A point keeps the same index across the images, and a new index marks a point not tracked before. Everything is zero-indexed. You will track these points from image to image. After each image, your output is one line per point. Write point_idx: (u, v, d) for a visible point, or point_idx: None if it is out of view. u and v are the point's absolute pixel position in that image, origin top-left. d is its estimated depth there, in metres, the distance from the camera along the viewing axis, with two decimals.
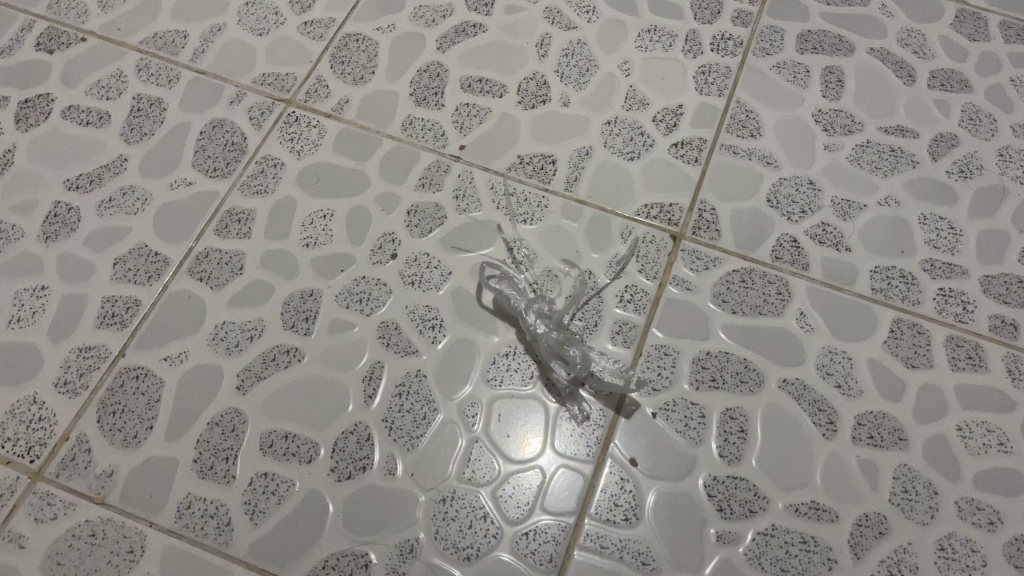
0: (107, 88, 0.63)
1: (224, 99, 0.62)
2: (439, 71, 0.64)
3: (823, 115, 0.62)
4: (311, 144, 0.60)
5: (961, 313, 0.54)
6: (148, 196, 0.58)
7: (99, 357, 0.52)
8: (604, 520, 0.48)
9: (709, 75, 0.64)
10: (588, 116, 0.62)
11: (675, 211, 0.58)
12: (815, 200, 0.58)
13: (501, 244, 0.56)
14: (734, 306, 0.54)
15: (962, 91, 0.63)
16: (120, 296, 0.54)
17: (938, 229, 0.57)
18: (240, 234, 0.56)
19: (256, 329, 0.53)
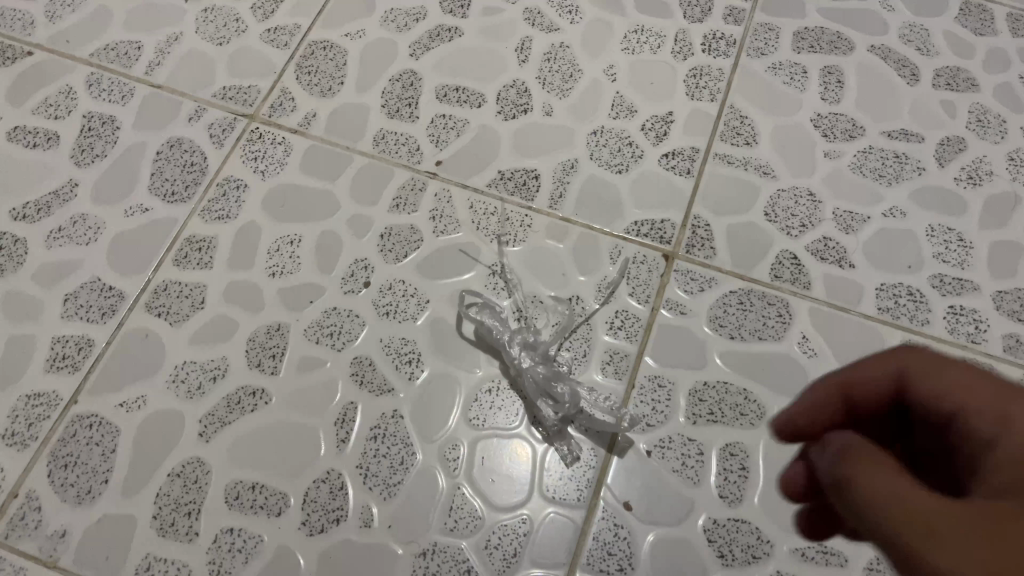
0: (56, 106, 0.58)
1: (182, 115, 0.58)
2: (413, 80, 0.59)
3: (823, 120, 0.58)
4: (277, 163, 0.56)
5: (974, 333, 0.51)
6: (101, 224, 0.54)
7: (50, 405, 0.48)
8: (597, 571, 0.45)
9: (700, 78, 0.60)
10: (572, 126, 0.58)
11: (668, 228, 0.54)
12: (816, 212, 0.55)
13: (479, 269, 0.52)
14: (732, 331, 0.51)
15: (969, 91, 0.60)
16: (71, 336, 0.50)
17: (946, 242, 0.54)
18: (200, 264, 0.52)
19: (219, 369, 0.49)
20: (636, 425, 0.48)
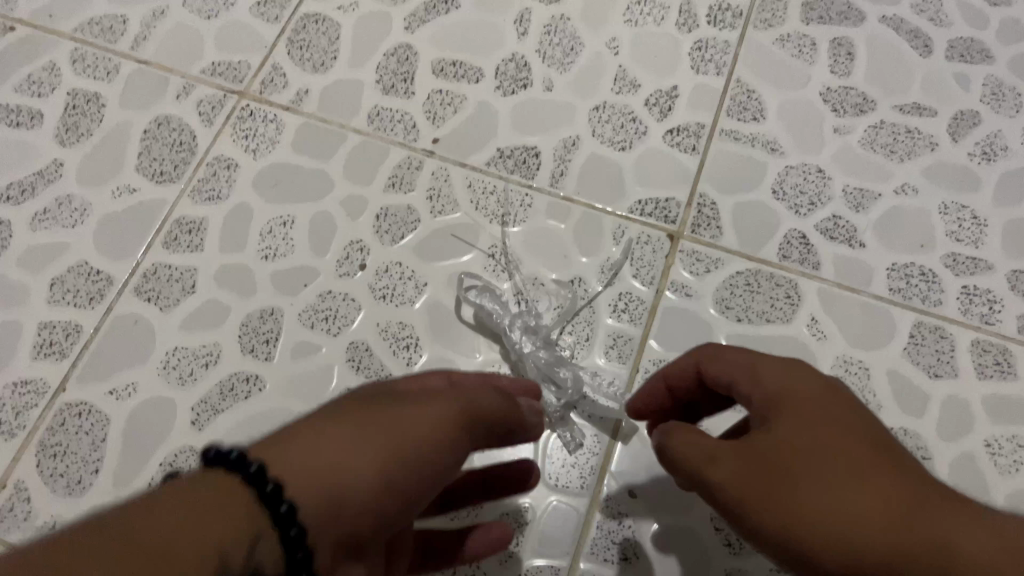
0: (39, 83, 0.56)
1: (170, 92, 0.56)
2: (408, 54, 0.57)
3: (832, 94, 0.57)
4: (269, 142, 0.54)
5: (987, 314, 0.49)
6: (87, 206, 0.52)
7: (37, 393, 0.47)
8: (601, 561, 0.43)
9: (706, 52, 0.58)
10: (573, 102, 0.56)
11: (672, 207, 0.52)
12: (825, 190, 0.53)
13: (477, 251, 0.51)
14: (739, 314, 0.49)
15: (983, 62, 0.58)
16: (58, 322, 0.49)
17: (960, 219, 0.52)
18: (191, 247, 0.51)
19: (211, 356, 0.48)
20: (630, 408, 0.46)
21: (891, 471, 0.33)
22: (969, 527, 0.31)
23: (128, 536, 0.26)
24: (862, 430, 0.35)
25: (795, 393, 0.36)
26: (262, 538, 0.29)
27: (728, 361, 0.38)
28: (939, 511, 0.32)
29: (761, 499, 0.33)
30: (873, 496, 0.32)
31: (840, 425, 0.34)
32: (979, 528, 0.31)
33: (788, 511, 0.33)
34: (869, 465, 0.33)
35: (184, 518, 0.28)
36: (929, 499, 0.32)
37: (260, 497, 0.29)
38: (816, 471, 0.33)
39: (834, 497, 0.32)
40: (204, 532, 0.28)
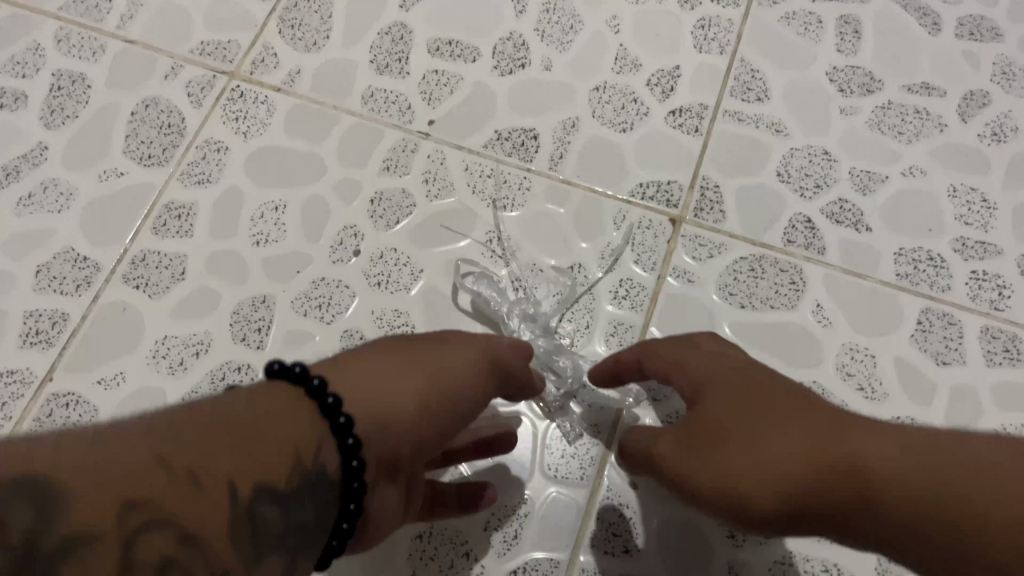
0: (23, 64, 0.55)
1: (158, 73, 0.54)
2: (403, 33, 0.56)
3: (838, 73, 0.55)
4: (260, 124, 0.53)
5: (996, 300, 0.48)
6: (74, 190, 0.51)
7: (24, 383, 0.46)
8: (602, 553, 0.43)
9: (709, 30, 0.56)
10: (573, 82, 0.54)
11: (674, 190, 0.51)
12: (831, 172, 0.52)
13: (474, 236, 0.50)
14: (743, 300, 0.48)
15: (993, 41, 0.56)
16: (44, 310, 0.47)
17: (968, 203, 0.51)
18: (180, 233, 0.49)
19: (202, 345, 0.47)
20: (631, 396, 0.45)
21: (803, 408, 0.33)
22: (880, 442, 0.31)
23: (218, 419, 0.28)
24: (775, 383, 0.35)
25: (709, 365, 0.37)
26: (324, 444, 0.30)
27: (657, 357, 0.40)
28: (849, 431, 0.31)
29: (687, 463, 0.34)
30: (783, 430, 0.32)
31: (753, 381, 0.35)
32: (891, 443, 0.30)
33: (717, 467, 0.32)
34: (781, 407, 0.33)
35: (262, 412, 0.29)
36: (842, 424, 0.32)
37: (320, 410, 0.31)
38: (729, 420, 0.33)
39: (749, 439, 0.32)
40: (276, 428, 0.29)
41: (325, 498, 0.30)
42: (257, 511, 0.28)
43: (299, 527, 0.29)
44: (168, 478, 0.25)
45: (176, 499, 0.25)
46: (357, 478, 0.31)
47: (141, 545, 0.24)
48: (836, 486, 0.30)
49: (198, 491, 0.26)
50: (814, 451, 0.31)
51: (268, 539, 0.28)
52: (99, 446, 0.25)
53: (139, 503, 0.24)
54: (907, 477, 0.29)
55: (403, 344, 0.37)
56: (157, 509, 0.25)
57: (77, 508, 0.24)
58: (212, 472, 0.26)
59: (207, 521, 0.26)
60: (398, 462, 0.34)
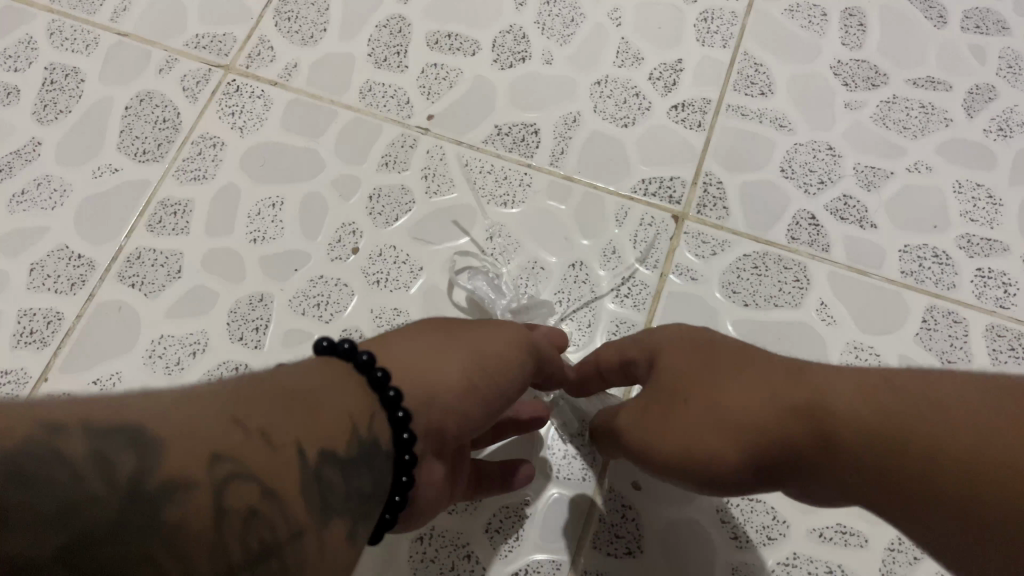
0: (15, 58, 0.54)
1: (152, 66, 0.54)
2: (402, 26, 0.55)
3: (843, 67, 0.54)
4: (256, 119, 0.52)
5: (1002, 297, 0.48)
6: (67, 186, 0.50)
7: (18, 383, 0.45)
8: (604, 554, 0.42)
9: (712, 23, 0.55)
10: (574, 76, 0.54)
11: (677, 186, 0.50)
12: (836, 168, 0.51)
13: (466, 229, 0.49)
14: (746, 298, 0.48)
15: (999, 34, 0.55)
16: (39, 308, 0.47)
17: (974, 199, 0.51)
18: (176, 230, 0.49)
19: (198, 344, 0.46)
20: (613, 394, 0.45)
21: (762, 362, 0.33)
22: (839, 382, 0.30)
23: (287, 387, 0.30)
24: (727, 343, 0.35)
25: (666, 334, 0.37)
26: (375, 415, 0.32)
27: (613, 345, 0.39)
28: (802, 378, 0.31)
29: (648, 428, 0.34)
30: (742, 383, 0.32)
31: (711, 344, 0.35)
32: (849, 382, 0.30)
33: (674, 429, 0.33)
34: (739, 363, 0.33)
35: (319, 384, 0.31)
36: (799, 371, 0.32)
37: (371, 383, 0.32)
38: (689, 380, 0.33)
39: (708, 395, 0.32)
40: (332, 399, 0.31)
41: (379, 466, 0.31)
42: (323, 474, 0.29)
43: (358, 492, 0.30)
44: (247, 436, 0.28)
45: (253, 454, 0.27)
46: (408, 451, 0.32)
47: (228, 491, 0.26)
48: (797, 432, 0.30)
49: (272, 449, 0.28)
50: (773, 401, 0.31)
51: (336, 501, 0.29)
52: (188, 406, 0.28)
53: (225, 453, 0.27)
54: (866, 412, 0.29)
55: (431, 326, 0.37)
56: (238, 463, 0.27)
57: (172, 455, 0.26)
58: (285, 433, 0.29)
59: (282, 476, 0.28)
60: (441, 436, 0.34)
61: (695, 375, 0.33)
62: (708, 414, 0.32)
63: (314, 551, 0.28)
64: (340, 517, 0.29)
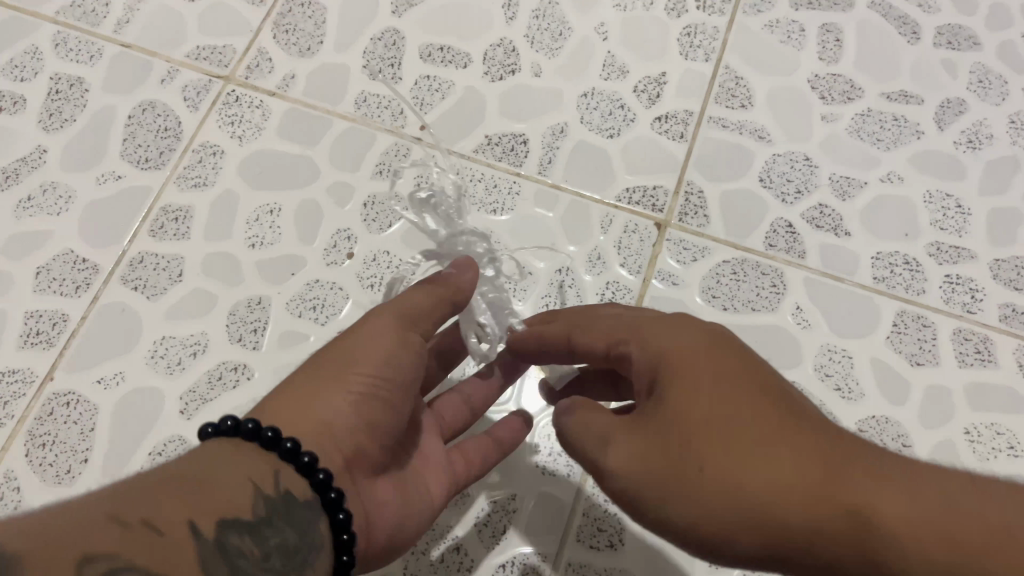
0: (20, 68, 0.55)
1: (153, 77, 0.55)
2: (396, 39, 0.57)
3: (820, 81, 0.57)
4: (255, 127, 0.54)
5: (969, 302, 0.50)
6: (72, 193, 0.52)
7: (25, 382, 0.47)
8: (587, 548, 0.44)
9: (695, 37, 0.58)
10: (562, 88, 0.56)
11: (660, 195, 0.52)
12: (812, 179, 0.53)
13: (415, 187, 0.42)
14: (725, 302, 0.50)
15: (971, 49, 0.58)
16: (45, 311, 0.48)
17: (944, 208, 0.53)
18: (177, 235, 0.51)
19: (199, 345, 0.48)
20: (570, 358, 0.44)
21: (797, 431, 0.31)
22: (890, 490, 0.28)
23: (163, 476, 0.29)
24: (744, 388, 0.33)
25: (678, 353, 0.35)
26: (281, 471, 0.33)
27: (597, 332, 0.39)
28: (837, 469, 0.30)
29: (650, 488, 0.32)
30: (776, 464, 0.30)
31: (737, 387, 0.33)
32: (903, 491, 0.28)
33: (683, 500, 0.31)
34: (773, 427, 0.31)
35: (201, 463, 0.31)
36: (833, 459, 0.30)
37: (264, 445, 0.33)
38: (711, 444, 0.31)
39: (734, 469, 0.30)
40: (224, 472, 0.31)
41: (302, 514, 0.32)
42: (230, 543, 0.28)
43: (281, 547, 0.30)
44: (126, 530, 0.26)
45: (137, 547, 0.25)
46: (332, 489, 0.34)
47: None
48: (835, 538, 0.29)
49: (160, 536, 0.26)
50: (809, 494, 0.29)
51: (251, 566, 0.29)
52: (46, 516, 0.25)
53: (97, 553, 0.24)
54: (912, 539, 0.27)
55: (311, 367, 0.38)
56: (121, 558, 0.25)
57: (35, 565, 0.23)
58: (170, 519, 0.27)
59: (174, 563, 0.26)
60: (366, 457, 0.37)
61: (718, 437, 0.31)
62: (730, 494, 0.30)
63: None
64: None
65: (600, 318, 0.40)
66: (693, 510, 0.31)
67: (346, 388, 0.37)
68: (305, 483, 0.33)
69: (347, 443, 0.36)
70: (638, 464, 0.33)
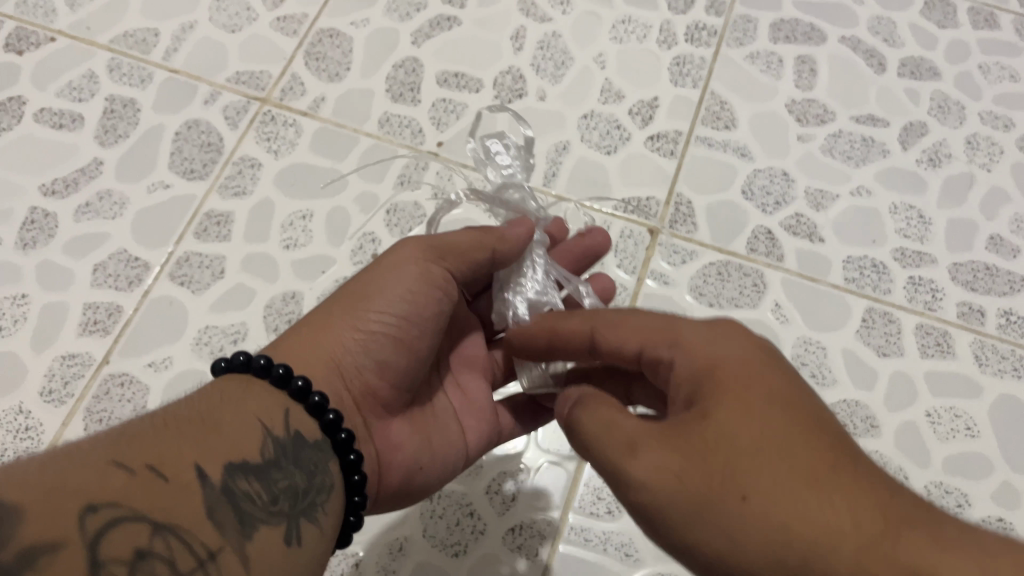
0: (78, 90, 0.62)
1: (198, 98, 0.62)
2: (415, 66, 0.63)
3: (796, 106, 0.63)
4: (288, 143, 0.60)
5: (930, 300, 0.56)
6: (125, 200, 0.58)
7: (84, 365, 0.52)
8: (588, 514, 0.49)
9: (684, 66, 0.64)
10: (564, 110, 0.62)
11: (652, 205, 0.58)
12: (789, 192, 0.60)
13: (487, 140, 0.47)
14: (711, 299, 0.55)
15: (932, 79, 0.64)
16: (101, 303, 0.54)
17: (908, 218, 0.59)
18: (219, 237, 0.56)
19: (239, 333, 0.53)
20: (551, 368, 0.46)
21: (850, 479, 0.31)
22: (948, 554, 0.29)
23: (181, 421, 0.34)
24: (796, 426, 0.33)
25: (729, 376, 0.35)
26: (292, 409, 0.38)
27: (628, 326, 0.39)
28: (892, 527, 0.30)
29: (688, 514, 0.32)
30: (830, 506, 0.30)
31: (789, 420, 0.33)
32: (963, 556, 0.29)
33: (724, 532, 0.31)
34: (826, 469, 0.31)
35: (221, 405, 0.36)
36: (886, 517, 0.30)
37: (275, 381, 0.38)
38: (762, 476, 0.31)
39: (785, 506, 0.30)
40: (232, 417, 0.36)
41: (316, 447, 0.38)
42: (234, 484, 0.33)
43: (291, 485, 0.35)
44: (130, 476, 0.30)
45: (139, 492, 0.30)
46: (342, 430, 0.39)
47: (115, 533, 0.28)
48: None
49: (164, 483, 0.31)
50: (866, 542, 0.29)
51: (256, 510, 0.33)
52: (62, 458, 0.30)
53: (101, 503, 0.29)
54: None
55: (326, 301, 0.44)
56: (121, 508, 0.29)
57: (45, 520, 0.27)
58: (174, 466, 0.32)
59: (174, 509, 0.31)
60: (371, 395, 0.43)
61: (766, 467, 0.31)
62: (775, 530, 0.30)
63: (237, 563, 0.31)
64: (264, 523, 0.33)
65: (626, 312, 0.40)
66: (731, 540, 0.31)
67: (340, 327, 0.42)
68: (315, 422, 0.38)
69: (355, 383, 0.42)
70: (676, 484, 0.32)
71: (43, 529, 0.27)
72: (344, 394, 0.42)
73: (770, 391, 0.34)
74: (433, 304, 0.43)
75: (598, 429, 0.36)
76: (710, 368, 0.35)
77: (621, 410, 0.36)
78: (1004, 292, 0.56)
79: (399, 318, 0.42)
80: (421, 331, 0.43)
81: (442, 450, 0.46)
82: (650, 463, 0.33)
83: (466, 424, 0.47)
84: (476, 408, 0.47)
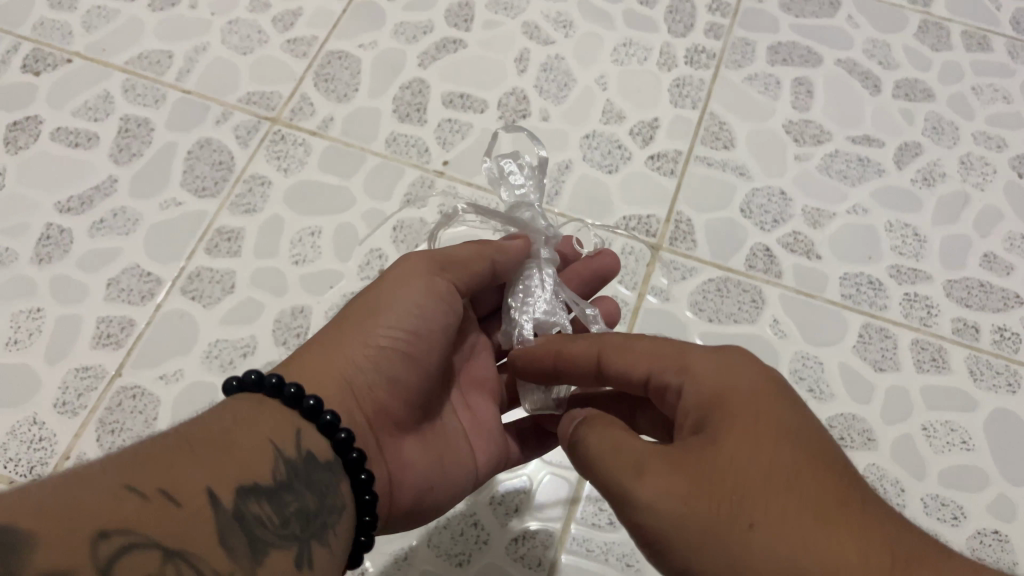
0: (93, 109, 0.63)
1: (210, 118, 0.63)
2: (422, 87, 0.65)
3: (793, 126, 0.64)
4: (298, 162, 0.62)
5: (926, 316, 0.57)
6: (138, 216, 0.59)
7: (97, 377, 0.53)
8: (590, 525, 0.50)
9: (684, 88, 0.66)
10: (567, 130, 0.64)
11: (653, 223, 0.60)
12: (786, 210, 0.61)
13: (501, 160, 0.49)
14: (710, 315, 0.56)
15: (926, 100, 0.66)
16: (115, 316, 0.55)
17: (903, 236, 0.60)
18: (230, 252, 0.58)
19: (248, 347, 0.55)
20: (554, 393, 0.47)
21: (858, 517, 0.32)
22: None
23: (193, 443, 0.34)
24: (806, 461, 0.34)
25: (741, 407, 0.36)
26: (303, 430, 0.39)
27: (637, 353, 0.40)
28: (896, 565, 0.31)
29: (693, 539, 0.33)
30: (836, 538, 0.31)
31: (799, 455, 0.34)
32: None
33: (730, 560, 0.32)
34: (833, 506, 0.32)
35: (230, 429, 0.36)
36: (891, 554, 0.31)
37: (287, 400, 0.39)
38: (769, 507, 0.32)
39: (791, 538, 0.31)
40: (244, 439, 0.36)
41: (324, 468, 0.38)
42: (246, 509, 0.33)
43: (301, 509, 0.36)
44: (145, 502, 0.30)
45: (153, 517, 0.30)
46: (353, 450, 0.40)
47: (128, 560, 0.28)
48: None
49: (176, 509, 0.31)
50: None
51: (267, 533, 0.34)
52: (75, 482, 0.30)
53: (114, 530, 0.29)
54: None
55: (337, 317, 0.45)
56: (135, 535, 0.29)
57: (56, 547, 0.27)
58: (187, 492, 0.32)
59: (187, 537, 0.31)
60: (383, 413, 0.43)
61: (775, 499, 0.33)
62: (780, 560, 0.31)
63: None
64: (275, 548, 0.34)
65: (637, 339, 0.41)
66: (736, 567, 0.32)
67: (351, 344, 0.43)
68: (326, 442, 0.39)
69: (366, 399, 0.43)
70: (683, 509, 0.33)
71: (58, 557, 0.27)
72: (356, 411, 0.42)
73: (781, 424, 0.35)
74: (441, 318, 0.45)
75: (608, 453, 0.37)
76: (721, 397, 0.36)
77: (628, 433, 0.38)
78: (998, 309, 0.57)
79: (409, 333, 0.44)
80: (430, 347, 0.44)
81: (450, 468, 0.46)
82: (658, 486, 0.34)
83: (474, 442, 0.48)
84: (486, 429, 0.48)
